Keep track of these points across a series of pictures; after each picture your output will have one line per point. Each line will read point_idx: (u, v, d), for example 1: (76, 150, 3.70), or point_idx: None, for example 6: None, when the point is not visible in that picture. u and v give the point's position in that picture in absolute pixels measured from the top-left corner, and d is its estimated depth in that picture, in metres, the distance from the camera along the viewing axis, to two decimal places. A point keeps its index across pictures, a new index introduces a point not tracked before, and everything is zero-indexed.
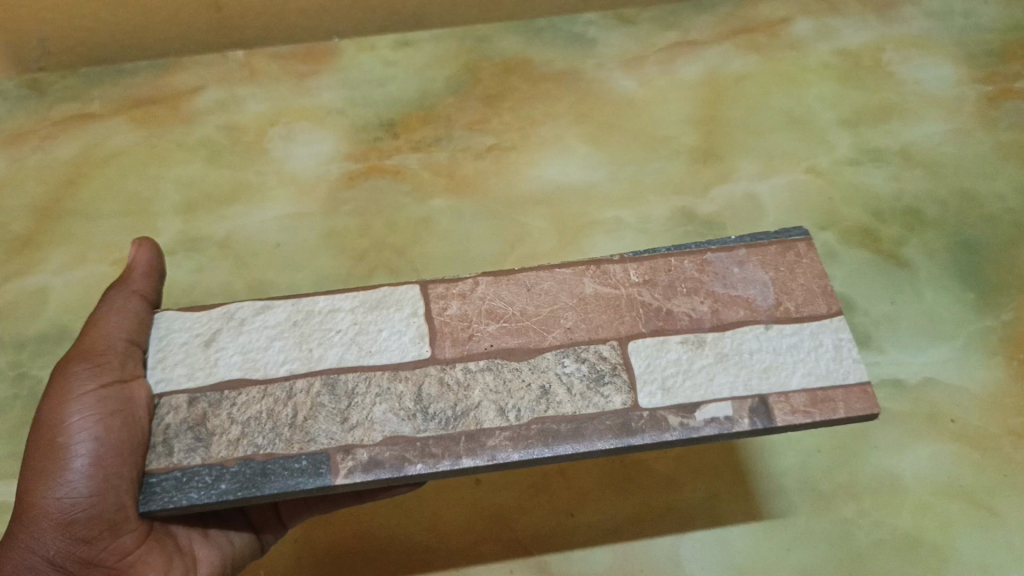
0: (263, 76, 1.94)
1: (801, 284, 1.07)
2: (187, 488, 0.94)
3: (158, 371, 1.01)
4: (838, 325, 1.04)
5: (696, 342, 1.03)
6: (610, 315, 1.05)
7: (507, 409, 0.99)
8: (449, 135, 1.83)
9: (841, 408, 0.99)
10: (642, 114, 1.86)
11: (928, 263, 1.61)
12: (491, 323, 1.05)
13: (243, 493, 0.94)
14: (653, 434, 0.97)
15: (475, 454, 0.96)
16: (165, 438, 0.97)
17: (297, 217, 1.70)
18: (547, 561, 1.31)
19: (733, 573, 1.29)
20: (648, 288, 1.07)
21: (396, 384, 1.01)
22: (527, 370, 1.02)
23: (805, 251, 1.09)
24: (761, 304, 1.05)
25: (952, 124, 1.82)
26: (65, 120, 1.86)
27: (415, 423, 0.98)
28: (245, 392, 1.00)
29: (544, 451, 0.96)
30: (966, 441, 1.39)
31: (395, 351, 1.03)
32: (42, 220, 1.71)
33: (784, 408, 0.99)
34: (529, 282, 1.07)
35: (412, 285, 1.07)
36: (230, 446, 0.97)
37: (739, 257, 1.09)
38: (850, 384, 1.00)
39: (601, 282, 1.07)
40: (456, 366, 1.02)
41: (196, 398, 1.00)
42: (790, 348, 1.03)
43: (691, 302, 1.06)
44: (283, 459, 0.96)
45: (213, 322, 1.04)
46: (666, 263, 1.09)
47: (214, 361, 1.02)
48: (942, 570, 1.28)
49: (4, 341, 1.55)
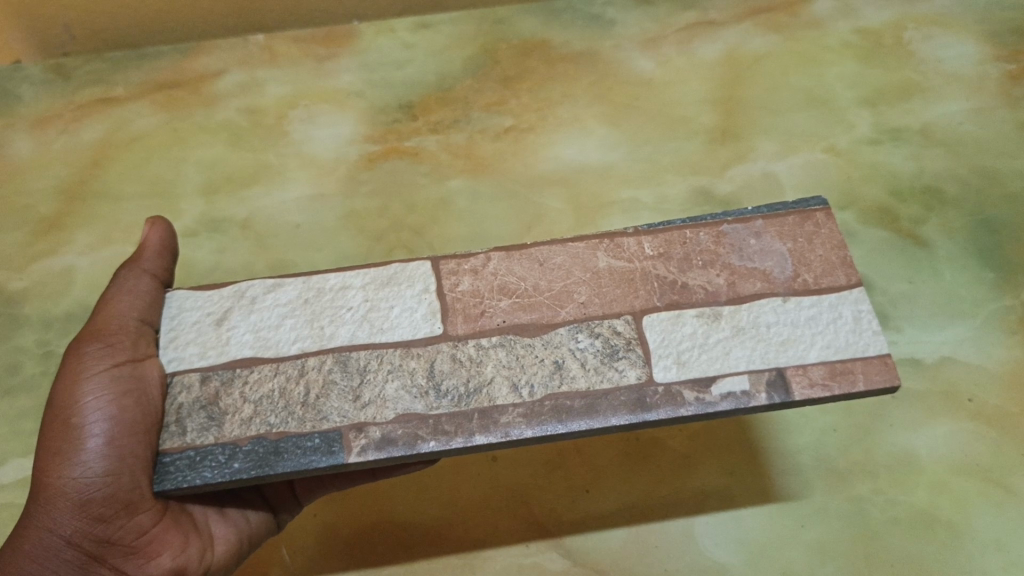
0: (283, 59, 1.96)
1: (819, 255, 1.07)
2: (200, 467, 0.96)
3: (170, 350, 1.04)
4: (858, 297, 1.04)
5: (712, 316, 1.04)
6: (624, 289, 1.06)
7: (519, 385, 1.00)
8: (467, 117, 1.84)
9: (860, 381, 0.99)
10: (660, 95, 1.86)
11: (947, 242, 1.60)
12: (504, 299, 1.06)
13: (257, 471, 0.96)
14: (668, 409, 0.98)
15: (488, 431, 0.97)
16: (177, 418, 0.99)
17: (317, 198, 1.72)
18: (563, 538, 1.32)
19: (746, 550, 1.29)
20: (663, 261, 1.08)
21: (409, 361, 1.02)
22: (540, 345, 1.03)
23: (824, 221, 1.09)
24: (779, 276, 1.06)
25: (974, 103, 1.80)
26: (89, 104, 1.89)
27: (428, 400, 0.99)
28: (257, 370, 1.02)
29: (557, 427, 0.97)
30: (983, 419, 1.38)
31: (407, 328, 1.04)
32: (67, 202, 1.74)
33: (803, 381, 1.00)
34: (541, 257, 1.08)
35: (423, 261, 1.09)
36: (243, 425, 0.99)
37: (755, 228, 1.09)
38: (869, 356, 1.01)
39: (614, 256, 1.08)
40: (468, 343, 1.03)
41: (209, 376, 1.02)
42: (808, 321, 1.03)
43: (707, 275, 1.06)
44: (296, 438, 0.97)
45: (224, 301, 1.06)
46: (681, 234, 1.09)
47: (227, 339, 1.04)
48: (956, 547, 1.28)
49: (32, 320, 1.59)
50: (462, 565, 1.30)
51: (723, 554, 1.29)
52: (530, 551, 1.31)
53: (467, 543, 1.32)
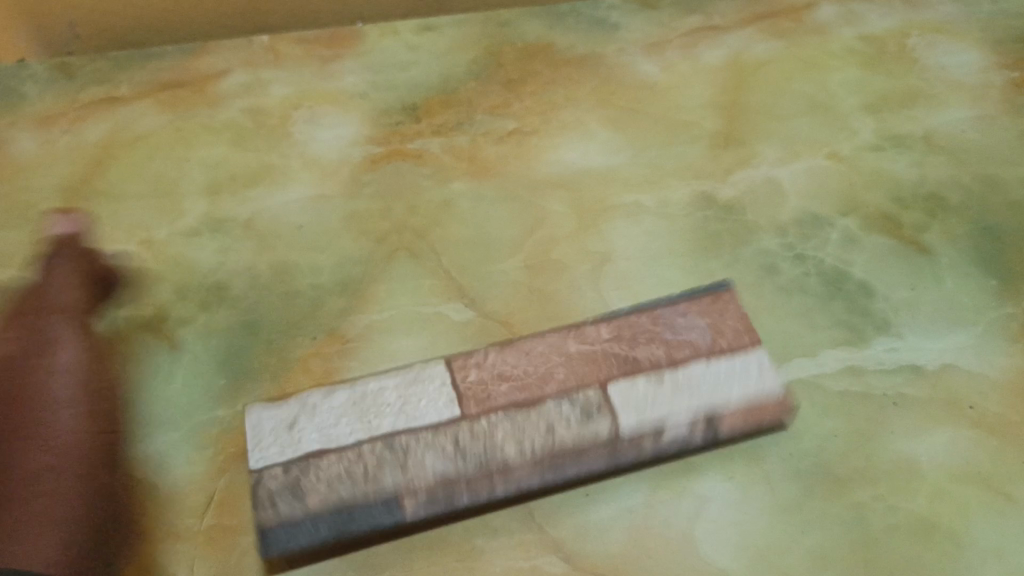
0: (288, 60, 1.96)
1: (731, 325, 1.38)
2: (298, 532, 1.20)
3: (257, 451, 1.24)
4: (761, 355, 1.36)
5: (658, 379, 1.32)
6: (591, 367, 1.34)
7: (524, 442, 1.27)
8: (470, 119, 1.84)
9: (766, 418, 1.34)
10: (663, 99, 1.86)
11: (949, 249, 1.60)
12: (503, 385, 1.32)
13: (340, 532, 1.21)
14: (633, 448, 1.30)
15: (506, 480, 1.26)
16: (271, 500, 1.20)
17: (319, 199, 1.72)
18: (561, 539, 1.30)
19: (747, 554, 1.28)
20: (617, 342, 1.37)
21: (440, 438, 1.26)
22: (535, 414, 1.29)
23: (730, 299, 1.42)
24: (704, 344, 1.36)
25: (976, 111, 1.81)
26: (93, 103, 1.89)
27: (458, 462, 1.25)
28: (326, 459, 1.24)
29: (555, 473, 1.28)
30: (984, 427, 1.38)
31: (434, 415, 1.29)
32: (70, 200, 1.73)
33: (727, 422, 1.32)
34: (526, 348, 1.37)
35: (438, 363, 1.35)
36: (322, 497, 1.21)
37: (680, 308, 1.41)
38: (774, 394, 1.34)
39: (580, 342, 1.37)
40: (480, 419, 1.28)
41: (290, 467, 1.23)
42: (728, 375, 1.34)
43: (650, 349, 1.36)
44: (364, 505, 1.22)
45: (293, 410, 1.28)
46: (628, 321, 1.40)
47: (299, 439, 1.25)
48: (957, 555, 1.27)
49: None
50: (462, 567, 1.27)
51: (722, 558, 1.27)
52: (529, 553, 1.29)
53: (463, 546, 1.29)
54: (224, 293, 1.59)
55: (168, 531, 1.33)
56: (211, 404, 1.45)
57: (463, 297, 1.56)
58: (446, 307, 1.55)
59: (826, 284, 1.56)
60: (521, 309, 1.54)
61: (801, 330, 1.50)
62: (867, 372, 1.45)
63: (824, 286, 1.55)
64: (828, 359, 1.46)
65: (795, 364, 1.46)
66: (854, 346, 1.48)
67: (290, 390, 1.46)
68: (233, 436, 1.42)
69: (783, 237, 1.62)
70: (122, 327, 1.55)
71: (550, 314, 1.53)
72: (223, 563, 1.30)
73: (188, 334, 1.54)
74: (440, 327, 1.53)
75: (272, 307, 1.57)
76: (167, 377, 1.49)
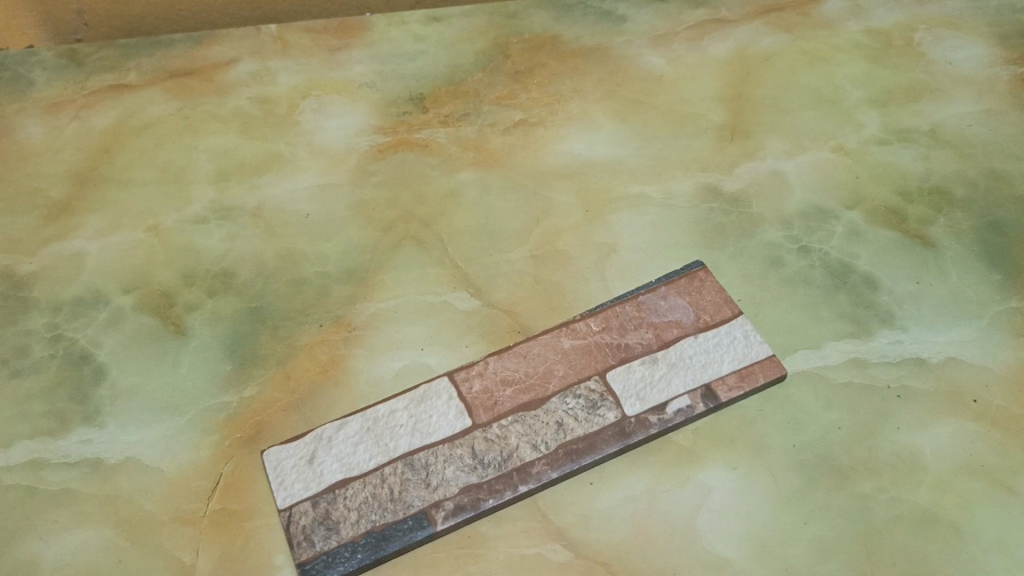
0: (295, 49, 1.97)
1: (709, 299, 1.50)
2: (335, 564, 1.26)
3: (281, 490, 1.33)
4: (743, 321, 1.48)
5: (651, 360, 1.43)
6: (587, 359, 1.44)
7: (538, 444, 1.36)
8: (477, 110, 1.84)
9: (761, 376, 1.42)
10: (670, 90, 1.86)
11: (954, 243, 1.60)
12: (507, 388, 1.41)
13: (376, 555, 1.26)
14: (643, 432, 1.36)
15: (528, 481, 1.32)
16: (305, 535, 1.29)
17: (326, 187, 1.72)
18: (566, 528, 1.31)
19: (750, 544, 1.28)
20: (607, 332, 1.47)
21: (456, 449, 1.35)
22: (542, 413, 1.39)
23: (705, 276, 1.54)
24: (687, 321, 1.48)
25: (982, 105, 1.82)
26: (102, 91, 1.90)
27: (479, 471, 1.33)
28: (350, 486, 1.32)
29: (574, 466, 1.34)
30: (988, 420, 1.39)
31: (447, 427, 1.37)
32: (78, 187, 1.74)
33: (724, 387, 1.40)
34: (524, 351, 1.45)
35: (441, 377, 1.43)
36: (354, 526, 1.29)
37: (661, 293, 1.51)
38: (763, 358, 1.43)
39: (573, 337, 1.46)
40: (493, 426, 1.37)
41: (317, 501, 1.31)
42: (716, 346, 1.44)
43: (640, 334, 1.46)
44: (395, 524, 1.29)
45: (309, 446, 1.37)
46: (614, 311, 1.49)
47: (320, 472, 1.34)
48: (960, 547, 1.27)
49: (40, 302, 1.57)
50: (467, 555, 1.28)
51: (725, 547, 1.28)
52: (533, 541, 1.29)
53: (468, 533, 1.30)
54: (231, 280, 1.60)
55: (173, 516, 1.33)
56: (218, 389, 1.46)
57: (469, 286, 1.57)
58: (451, 296, 1.56)
59: (830, 277, 1.56)
60: (526, 298, 1.55)
61: (805, 322, 1.50)
62: (871, 364, 1.45)
63: (829, 279, 1.56)
64: (832, 351, 1.47)
65: (799, 356, 1.46)
66: (859, 339, 1.48)
67: (295, 377, 1.47)
68: (237, 422, 1.42)
69: (788, 229, 1.63)
70: (130, 313, 1.56)
71: (555, 304, 1.54)
72: (227, 549, 1.30)
73: (195, 321, 1.54)
74: (446, 315, 1.53)
75: (279, 295, 1.57)
76: (175, 363, 1.49)
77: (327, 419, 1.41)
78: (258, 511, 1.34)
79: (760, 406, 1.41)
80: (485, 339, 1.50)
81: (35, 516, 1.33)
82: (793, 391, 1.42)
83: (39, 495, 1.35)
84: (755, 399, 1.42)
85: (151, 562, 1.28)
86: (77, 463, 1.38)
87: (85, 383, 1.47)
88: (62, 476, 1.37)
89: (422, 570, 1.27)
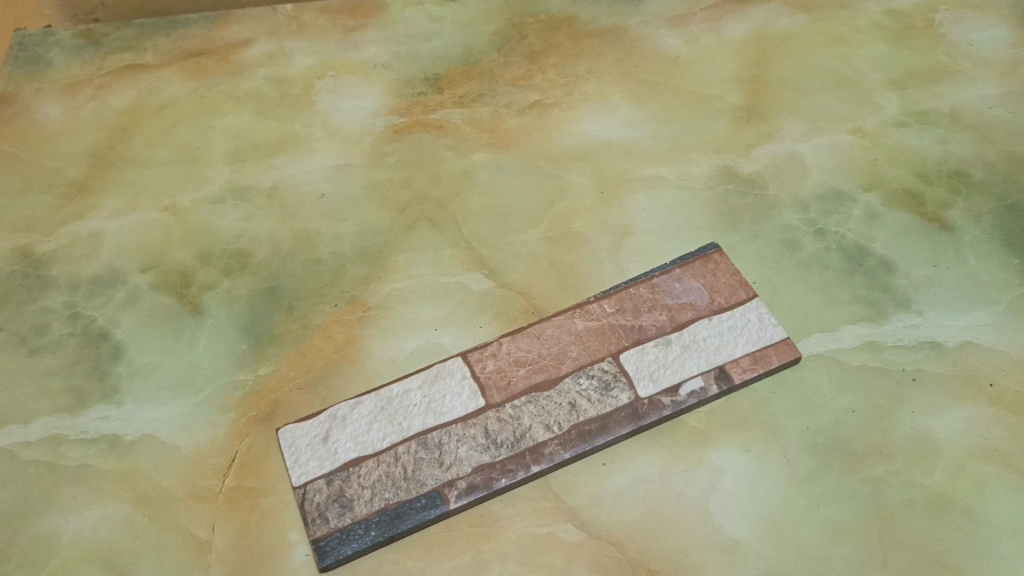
0: (311, 29, 1.97)
1: (723, 282, 1.50)
2: (349, 540, 1.27)
3: (296, 468, 1.34)
4: (757, 304, 1.47)
5: (664, 343, 1.43)
6: (601, 341, 1.44)
7: (551, 424, 1.36)
8: (492, 91, 1.84)
9: (774, 359, 1.41)
10: (686, 72, 1.85)
11: (973, 226, 1.59)
12: (520, 369, 1.41)
13: (389, 533, 1.28)
14: (656, 414, 1.36)
15: (540, 461, 1.33)
16: (319, 512, 1.30)
17: (341, 167, 1.73)
18: (579, 507, 1.31)
19: (763, 525, 1.29)
20: (621, 314, 1.46)
21: (469, 429, 1.36)
22: (555, 394, 1.39)
23: (719, 258, 1.53)
24: (701, 303, 1.47)
25: (1004, 87, 1.79)
26: (119, 70, 1.91)
27: (491, 451, 1.34)
28: (364, 465, 1.33)
29: (586, 447, 1.34)
30: (1004, 404, 1.38)
31: (460, 407, 1.38)
32: (96, 166, 1.75)
33: (737, 369, 1.40)
34: (537, 332, 1.45)
35: (455, 358, 1.43)
36: (368, 504, 1.30)
37: (676, 276, 1.51)
38: (777, 341, 1.43)
39: (587, 319, 1.46)
40: (506, 406, 1.38)
41: (332, 479, 1.32)
42: (730, 329, 1.44)
43: (654, 316, 1.46)
44: (408, 502, 1.30)
45: (323, 424, 1.38)
46: (628, 293, 1.49)
47: (335, 450, 1.35)
48: (973, 531, 1.27)
49: (59, 281, 1.59)
50: (479, 533, 1.29)
51: (737, 529, 1.28)
52: (545, 521, 1.30)
53: (480, 512, 1.31)
54: (247, 260, 1.61)
55: (190, 492, 1.34)
56: (234, 368, 1.47)
57: (483, 267, 1.57)
58: (465, 277, 1.56)
59: (847, 259, 1.55)
60: (541, 280, 1.55)
61: (820, 305, 1.49)
62: (886, 348, 1.44)
63: (845, 262, 1.55)
64: (847, 335, 1.46)
65: (813, 339, 1.46)
66: (874, 322, 1.47)
67: (310, 357, 1.48)
68: (252, 400, 1.44)
69: (804, 212, 1.62)
70: (148, 292, 1.57)
71: (569, 286, 1.54)
72: (243, 525, 1.32)
73: (212, 300, 1.55)
74: (460, 296, 1.54)
75: (295, 275, 1.58)
76: (192, 342, 1.50)
77: (342, 399, 1.42)
78: (274, 488, 1.35)
79: (774, 389, 1.41)
80: (499, 320, 1.50)
81: (54, 491, 1.35)
82: (807, 373, 1.42)
83: (58, 471, 1.37)
84: (769, 382, 1.42)
85: (169, 537, 1.30)
86: (95, 440, 1.40)
87: (103, 361, 1.48)
88: (81, 453, 1.39)
89: (435, 548, 1.28)
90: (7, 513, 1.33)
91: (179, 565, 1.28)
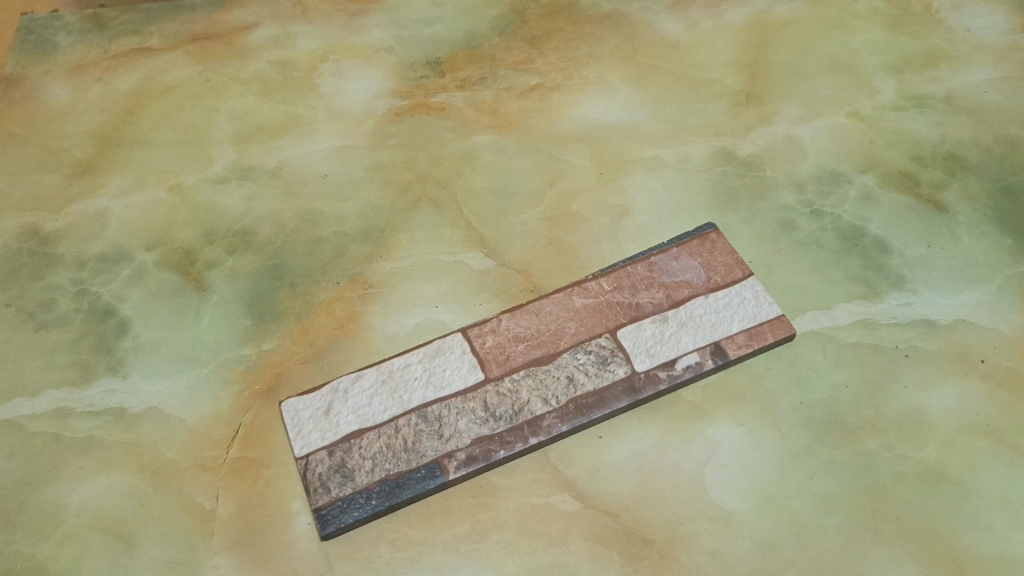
0: (315, 14, 1.99)
1: (720, 261, 1.52)
2: (350, 509, 1.30)
3: (299, 439, 1.36)
4: (753, 282, 1.49)
5: (662, 320, 1.45)
6: (598, 318, 1.46)
7: (549, 398, 1.38)
8: (494, 74, 1.86)
9: (770, 335, 1.43)
10: (686, 56, 1.87)
11: (967, 208, 1.61)
12: (519, 344, 1.43)
13: (389, 502, 1.30)
14: (653, 388, 1.39)
15: (538, 434, 1.35)
16: (321, 482, 1.32)
17: (344, 149, 1.75)
18: (576, 479, 1.34)
19: (756, 497, 1.31)
20: (619, 292, 1.49)
21: (468, 402, 1.38)
22: (554, 368, 1.41)
23: (716, 238, 1.55)
24: (698, 281, 1.49)
25: (1000, 72, 1.81)
26: (125, 54, 1.93)
27: (491, 424, 1.36)
28: (365, 436, 1.35)
29: (584, 420, 1.36)
30: (996, 381, 1.40)
31: (460, 381, 1.40)
32: (102, 147, 1.77)
33: (733, 345, 1.42)
34: (536, 309, 1.47)
35: (454, 334, 1.46)
36: (368, 474, 1.32)
37: (673, 254, 1.53)
38: (772, 319, 1.45)
39: (586, 296, 1.48)
40: (505, 380, 1.40)
41: (333, 450, 1.35)
42: (726, 306, 1.46)
43: (651, 294, 1.48)
44: (408, 473, 1.32)
45: (325, 397, 1.40)
46: (626, 271, 1.51)
47: (337, 422, 1.37)
48: (964, 503, 1.29)
49: (66, 258, 1.61)
50: (478, 503, 1.32)
51: (730, 500, 1.31)
52: (543, 492, 1.32)
53: (479, 483, 1.34)
54: (251, 239, 1.63)
55: (194, 463, 1.37)
56: (238, 343, 1.49)
57: (483, 246, 1.59)
58: (466, 255, 1.58)
59: (842, 240, 1.57)
60: (540, 258, 1.57)
61: (816, 284, 1.52)
62: (880, 325, 1.46)
63: (841, 242, 1.57)
64: (842, 313, 1.48)
65: (809, 317, 1.48)
66: (869, 300, 1.49)
67: (313, 332, 1.50)
68: (256, 374, 1.46)
69: (801, 193, 1.64)
70: (153, 269, 1.59)
71: (569, 264, 1.56)
72: (247, 494, 1.34)
73: (216, 278, 1.58)
74: (460, 274, 1.56)
75: (298, 253, 1.60)
76: (196, 318, 1.53)
77: (344, 373, 1.44)
78: (276, 459, 1.37)
79: (769, 365, 1.43)
80: (499, 297, 1.52)
81: (61, 462, 1.37)
82: (803, 350, 1.44)
83: (65, 442, 1.39)
84: (764, 357, 1.44)
85: (174, 507, 1.33)
86: (101, 413, 1.42)
87: (109, 336, 1.51)
88: (87, 425, 1.41)
89: (435, 518, 1.31)
90: (15, 483, 1.36)
91: (183, 533, 1.30)
